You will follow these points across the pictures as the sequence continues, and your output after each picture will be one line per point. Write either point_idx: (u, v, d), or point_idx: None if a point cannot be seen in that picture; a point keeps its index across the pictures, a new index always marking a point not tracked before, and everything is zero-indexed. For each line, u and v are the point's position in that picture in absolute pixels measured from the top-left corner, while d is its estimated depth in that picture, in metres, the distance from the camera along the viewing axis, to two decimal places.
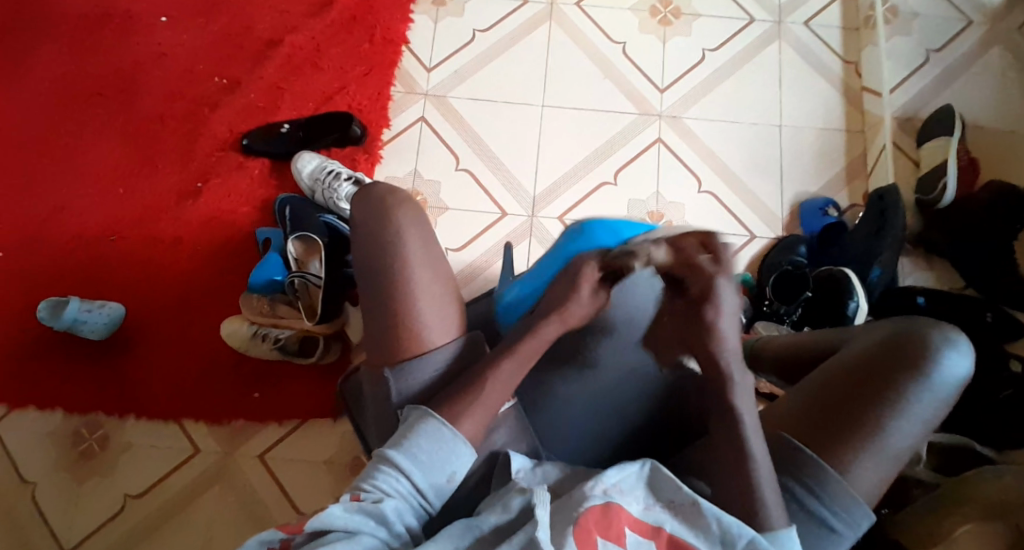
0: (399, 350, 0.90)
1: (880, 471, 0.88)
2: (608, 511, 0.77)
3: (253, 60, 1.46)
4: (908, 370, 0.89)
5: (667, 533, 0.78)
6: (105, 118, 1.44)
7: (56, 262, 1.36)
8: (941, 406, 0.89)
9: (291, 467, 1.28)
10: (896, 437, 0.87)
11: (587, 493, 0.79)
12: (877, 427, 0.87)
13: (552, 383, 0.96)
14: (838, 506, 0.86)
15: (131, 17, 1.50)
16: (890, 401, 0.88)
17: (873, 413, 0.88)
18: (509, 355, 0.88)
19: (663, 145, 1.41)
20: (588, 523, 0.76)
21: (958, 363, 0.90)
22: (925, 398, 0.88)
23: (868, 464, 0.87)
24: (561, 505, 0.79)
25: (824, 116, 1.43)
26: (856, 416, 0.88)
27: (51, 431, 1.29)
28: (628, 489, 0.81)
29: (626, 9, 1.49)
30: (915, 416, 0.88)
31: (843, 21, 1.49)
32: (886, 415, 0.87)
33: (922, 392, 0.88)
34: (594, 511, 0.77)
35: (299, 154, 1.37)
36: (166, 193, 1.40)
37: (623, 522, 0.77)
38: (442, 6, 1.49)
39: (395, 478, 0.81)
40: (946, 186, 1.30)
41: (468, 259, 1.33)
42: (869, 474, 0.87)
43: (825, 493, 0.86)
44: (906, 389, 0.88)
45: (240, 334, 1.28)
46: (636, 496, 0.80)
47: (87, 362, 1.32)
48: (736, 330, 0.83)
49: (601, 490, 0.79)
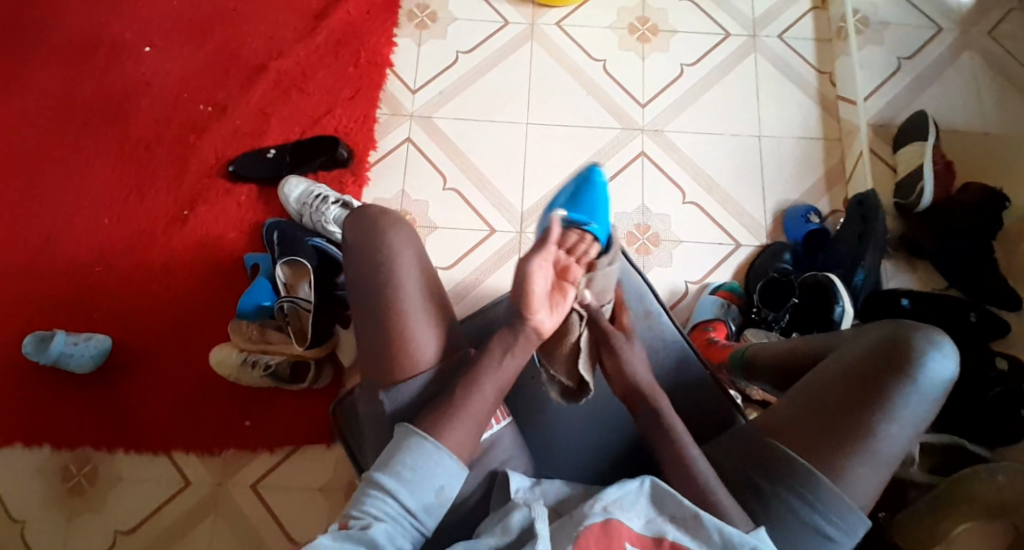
0: (396, 371, 0.92)
1: (874, 476, 0.89)
2: (609, 528, 0.79)
3: (237, 87, 1.46)
4: (895, 374, 0.90)
5: (669, 542, 0.80)
6: (87, 148, 1.43)
7: (41, 295, 1.34)
8: (929, 408, 0.90)
9: (285, 495, 1.27)
10: (888, 442, 0.89)
11: (588, 511, 0.81)
12: (869, 433, 0.88)
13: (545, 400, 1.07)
14: (834, 513, 0.89)
15: (112, 45, 1.50)
16: (879, 407, 0.89)
17: (864, 420, 0.89)
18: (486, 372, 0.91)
19: (648, 159, 1.43)
20: (589, 542, 0.78)
21: (944, 364, 0.90)
22: (914, 401, 0.89)
23: (861, 470, 0.88)
24: (563, 523, 0.81)
25: (803, 125, 1.46)
26: (847, 423, 0.89)
27: (38, 467, 1.27)
28: (629, 505, 0.83)
29: (605, 27, 1.52)
30: (904, 419, 0.89)
31: (815, 33, 1.53)
32: (877, 421, 0.88)
33: (910, 395, 0.89)
34: (594, 529, 0.79)
35: (287, 179, 1.37)
36: (151, 222, 1.39)
37: (624, 538, 0.79)
38: (425, 29, 1.51)
39: (383, 501, 0.82)
40: (923, 191, 1.33)
41: (459, 277, 1.34)
42: (863, 479, 0.88)
43: (821, 502, 0.88)
44: (897, 394, 0.89)
45: (229, 362, 1.26)
46: (638, 511, 0.83)
47: (74, 396, 1.30)
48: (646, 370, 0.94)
49: (601, 507, 0.81)
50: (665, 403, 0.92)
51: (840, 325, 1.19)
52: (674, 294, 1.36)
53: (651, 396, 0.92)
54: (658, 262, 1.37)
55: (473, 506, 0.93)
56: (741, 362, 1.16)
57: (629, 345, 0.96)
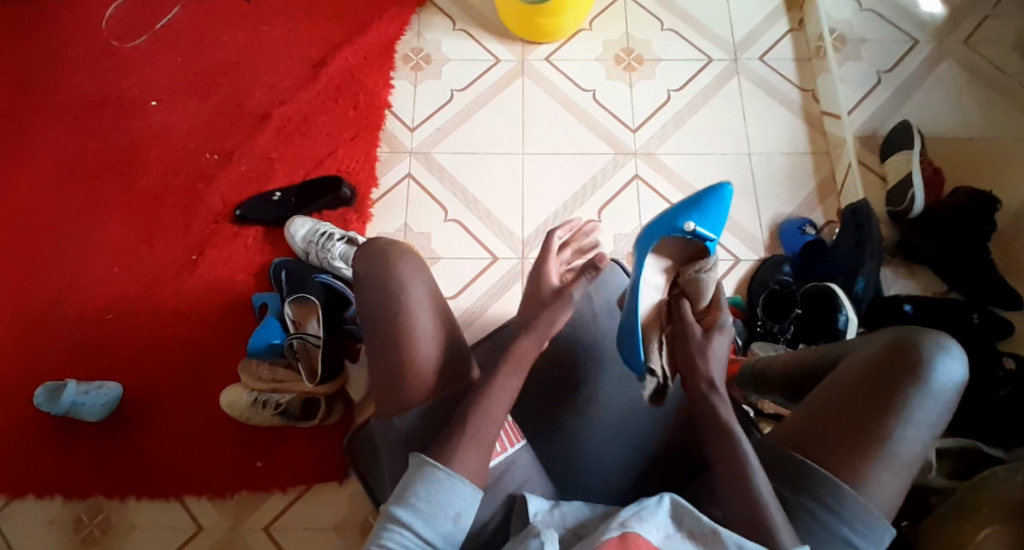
0: (409, 394, 0.95)
1: (896, 481, 0.89)
2: (626, 542, 0.78)
3: (242, 136, 1.51)
4: (908, 377, 0.91)
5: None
6: (97, 201, 1.46)
7: (51, 347, 1.35)
8: (945, 409, 0.90)
9: (298, 535, 1.25)
10: (906, 445, 0.89)
11: (606, 527, 0.81)
12: (887, 437, 0.89)
13: (566, 425, 1.08)
14: (859, 521, 0.88)
15: (119, 102, 1.55)
16: (895, 410, 0.89)
17: (882, 425, 0.89)
18: (495, 391, 0.91)
19: (641, 180, 1.46)
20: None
21: (955, 366, 0.91)
22: (929, 403, 0.90)
23: (882, 475, 0.88)
24: (585, 543, 0.81)
25: (791, 141, 1.50)
26: (864, 428, 0.89)
27: (50, 519, 1.26)
28: (648, 518, 0.82)
29: (593, 59, 1.57)
30: (920, 421, 0.89)
31: (796, 53, 1.59)
32: (895, 424, 0.89)
33: (925, 397, 0.90)
34: (612, 543, 0.78)
35: (292, 220, 1.40)
36: (159, 270, 1.41)
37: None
38: (420, 71, 1.56)
39: (402, 535, 0.83)
40: (914, 197, 1.35)
41: (465, 305, 1.36)
42: (885, 485, 0.88)
43: (846, 510, 0.87)
44: (911, 397, 0.89)
45: (240, 403, 1.27)
46: (658, 525, 0.82)
47: (86, 445, 1.29)
48: (722, 366, 0.92)
49: (618, 523, 0.81)
50: (722, 401, 0.90)
51: (847, 332, 1.21)
52: None
53: (716, 396, 0.90)
54: None
55: (495, 528, 0.94)
56: (751, 376, 1.17)
57: (713, 336, 0.94)
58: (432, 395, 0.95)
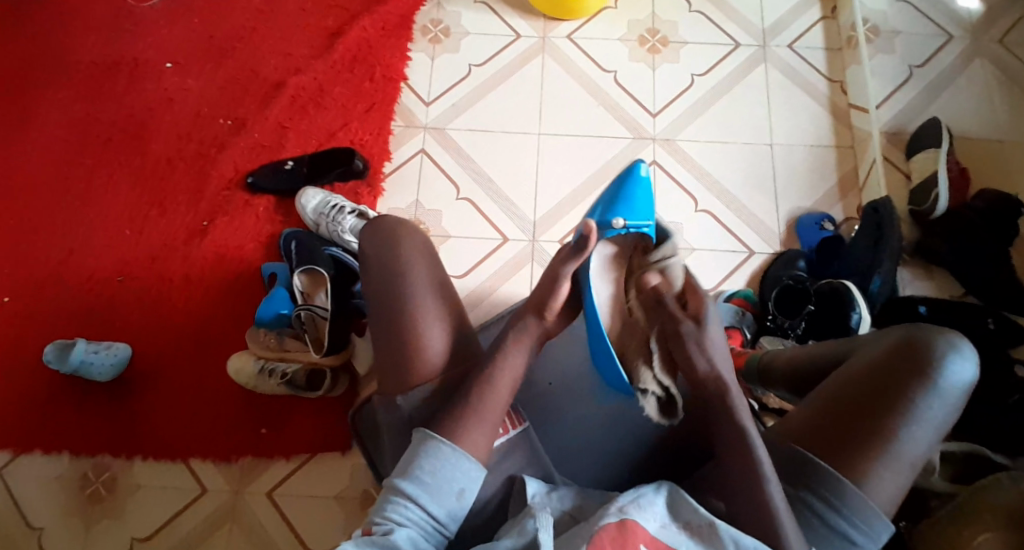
0: (412, 379, 0.94)
1: (898, 480, 0.88)
2: (623, 528, 0.79)
3: (257, 103, 1.50)
4: (916, 377, 0.90)
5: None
6: (111, 162, 1.46)
7: (63, 305, 1.37)
8: (951, 411, 0.90)
9: (300, 503, 1.27)
10: (911, 444, 0.88)
11: (605, 512, 0.81)
12: (891, 436, 0.88)
13: (564, 411, 1.14)
14: (859, 518, 0.87)
15: (135, 63, 1.54)
16: (902, 409, 0.89)
17: (888, 424, 0.88)
18: (498, 375, 0.91)
19: (659, 167, 1.44)
20: (604, 541, 0.77)
21: (965, 368, 0.91)
22: (936, 404, 0.89)
23: (885, 473, 0.88)
24: (579, 530, 0.82)
25: (815, 133, 1.47)
26: (870, 426, 0.89)
27: (58, 475, 1.28)
28: (646, 506, 0.82)
29: (615, 40, 1.54)
30: (927, 422, 0.89)
31: (826, 42, 1.54)
32: (901, 424, 0.88)
33: (932, 398, 0.89)
34: (609, 530, 0.79)
35: (303, 190, 1.39)
36: (171, 234, 1.41)
37: (640, 539, 0.79)
38: (438, 44, 1.54)
39: (406, 507, 0.84)
40: (938, 197, 1.32)
41: (472, 285, 1.35)
42: (887, 483, 0.88)
43: (846, 507, 0.87)
44: (918, 397, 0.89)
45: (247, 371, 1.28)
46: (654, 514, 0.82)
47: (93, 404, 1.31)
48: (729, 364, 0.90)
49: (616, 508, 0.81)
50: (738, 399, 0.88)
51: (859, 331, 1.19)
52: None
53: (731, 393, 0.88)
54: None
55: (495, 508, 0.94)
56: (756, 368, 1.16)
57: (699, 328, 0.90)
58: (432, 377, 0.94)
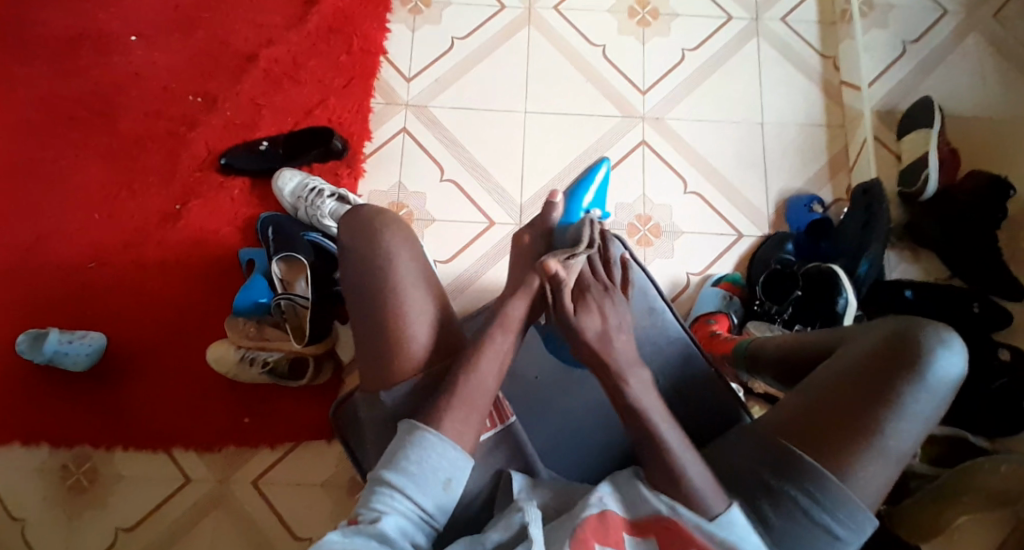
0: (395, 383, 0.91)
1: (883, 474, 0.85)
2: (604, 519, 0.78)
3: (228, 77, 1.43)
4: (904, 371, 0.86)
5: (664, 516, 0.79)
6: (77, 141, 1.40)
7: (34, 291, 1.32)
8: (940, 406, 0.86)
9: (286, 490, 1.25)
10: (897, 438, 0.85)
11: (585, 503, 0.80)
12: (878, 430, 0.84)
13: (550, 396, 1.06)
14: (842, 512, 0.84)
15: (99, 35, 1.46)
16: (889, 403, 0.85)
17: (874, 417, 0.85)
18: (469, 369, 0.86)
19: (648, 147, 1.41)
20: (587, 533, 0.76)
21: (953, 362, 0.87)
22: (924, 397, 0.86)
23: (870, 467, 0.84)
24: (562, 521, 0.80)
25: (806, 111, 1.44)
26: (856, 419, 0.85)
27: (37, 467, 1.26)
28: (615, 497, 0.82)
29: (605, 11, 1.49)
30: (914, 416, 0.85)
31: (819, 15, 1.50)
32: (888, 417, 0.85)
33: (920, 392, 0.85)
34: (592, 520, 0.78)
35: (280, 172, 1.34)
36: (144, 216, 1.36)
37: (618, 529, 0.78)
38: (419, 14, 1.47)
39: (392, 496, 0.79)
40: (928, 178, 1.30)
41: (457, 271, 1.33)
42: (872, 477, 0.84)
43: (829, 500, 0.84)
44: (905, 391, 0.85)
45: (228, 359, 1.24)
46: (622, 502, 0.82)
47: (70, 395, 1.28)
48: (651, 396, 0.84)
49: (597, 499, 0.81)
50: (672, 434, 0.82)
51: (845, 317, 1.17)
52: (675, 285, 1.34)
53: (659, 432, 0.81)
54: (660, 253, 1.36)
55: (481, 505, 0.91)
56: (744, 355, 1.12)
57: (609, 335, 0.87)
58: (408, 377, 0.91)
